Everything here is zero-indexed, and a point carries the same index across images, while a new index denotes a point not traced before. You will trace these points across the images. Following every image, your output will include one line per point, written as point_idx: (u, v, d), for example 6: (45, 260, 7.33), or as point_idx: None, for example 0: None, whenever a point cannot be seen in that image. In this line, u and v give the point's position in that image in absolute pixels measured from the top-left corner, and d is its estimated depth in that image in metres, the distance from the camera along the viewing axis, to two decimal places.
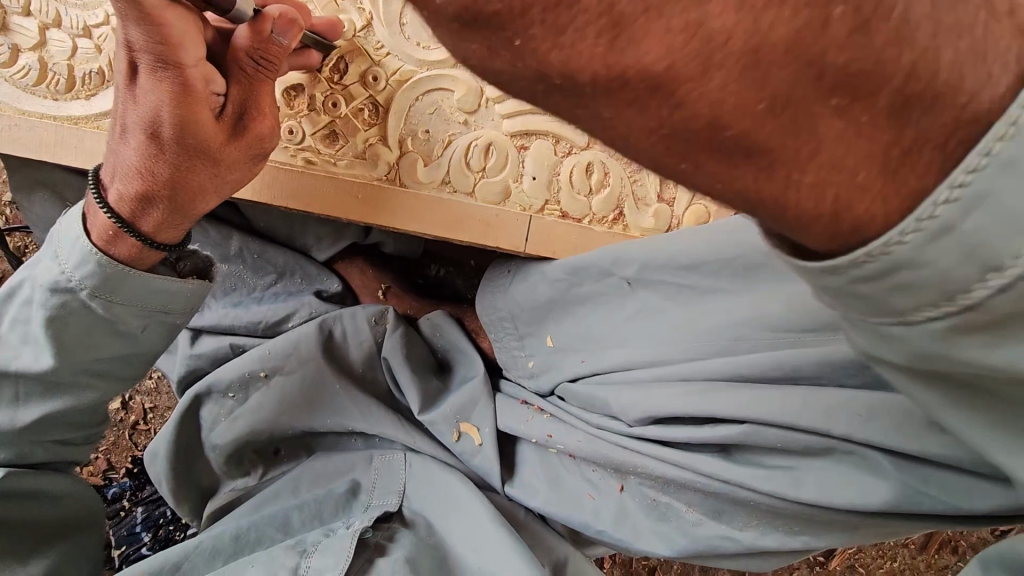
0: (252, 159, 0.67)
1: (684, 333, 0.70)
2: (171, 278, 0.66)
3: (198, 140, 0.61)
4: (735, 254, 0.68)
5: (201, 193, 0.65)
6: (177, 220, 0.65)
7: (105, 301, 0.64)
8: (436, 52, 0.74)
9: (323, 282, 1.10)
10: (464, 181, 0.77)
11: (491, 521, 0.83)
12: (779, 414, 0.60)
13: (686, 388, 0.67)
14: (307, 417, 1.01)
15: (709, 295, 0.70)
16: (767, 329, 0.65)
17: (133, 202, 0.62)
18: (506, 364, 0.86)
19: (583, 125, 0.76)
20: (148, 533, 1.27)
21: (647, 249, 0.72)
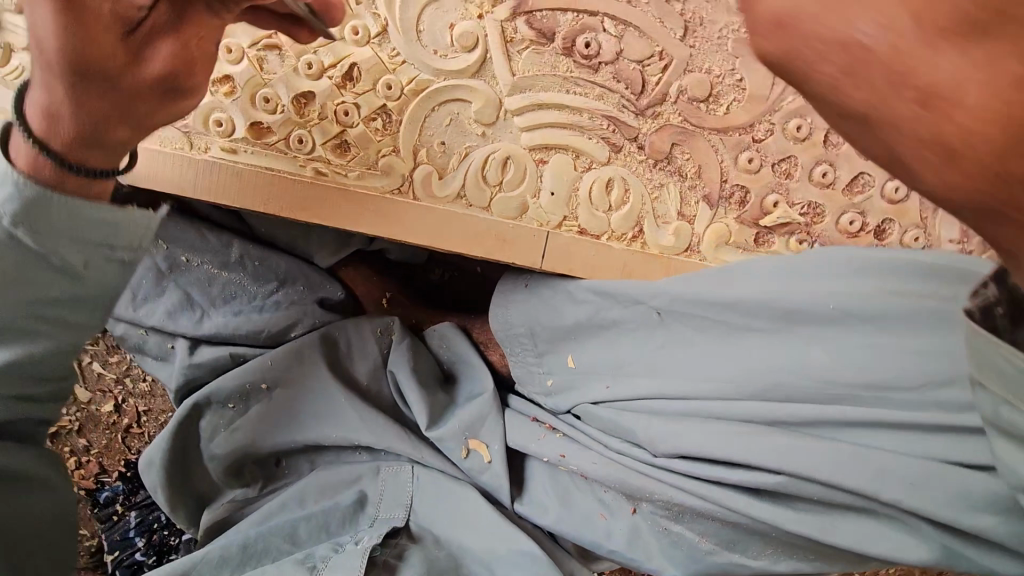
0: (165, 96, 0.49)
1: (714, 370, 0.69)
2: (119, 209, 0.51)
3: (95, 60, 0.44)
4: (782, 296, 0.66)
5: (108, 125, 0.47)
6: (80, 146, 0.48)
7: (29, 232, 0.48)
8: (453, 61, 0.71)
9: (326, 289, 1.06)
10: (480, 196, 0.75)
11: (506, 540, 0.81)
12: (824, 471, 0.62)
13: (720, 429, 0.68)
14: (310, 427, 0.97)
15: (745, 333, 0.69)
16: (816, 380, 0.64)
17: (40, 125, 0.47)
18: (521, 379, 0.87)
19: (605, 140, 0.74)
20: (142, 538, 1.26)
21: (680, 283, 0.71)
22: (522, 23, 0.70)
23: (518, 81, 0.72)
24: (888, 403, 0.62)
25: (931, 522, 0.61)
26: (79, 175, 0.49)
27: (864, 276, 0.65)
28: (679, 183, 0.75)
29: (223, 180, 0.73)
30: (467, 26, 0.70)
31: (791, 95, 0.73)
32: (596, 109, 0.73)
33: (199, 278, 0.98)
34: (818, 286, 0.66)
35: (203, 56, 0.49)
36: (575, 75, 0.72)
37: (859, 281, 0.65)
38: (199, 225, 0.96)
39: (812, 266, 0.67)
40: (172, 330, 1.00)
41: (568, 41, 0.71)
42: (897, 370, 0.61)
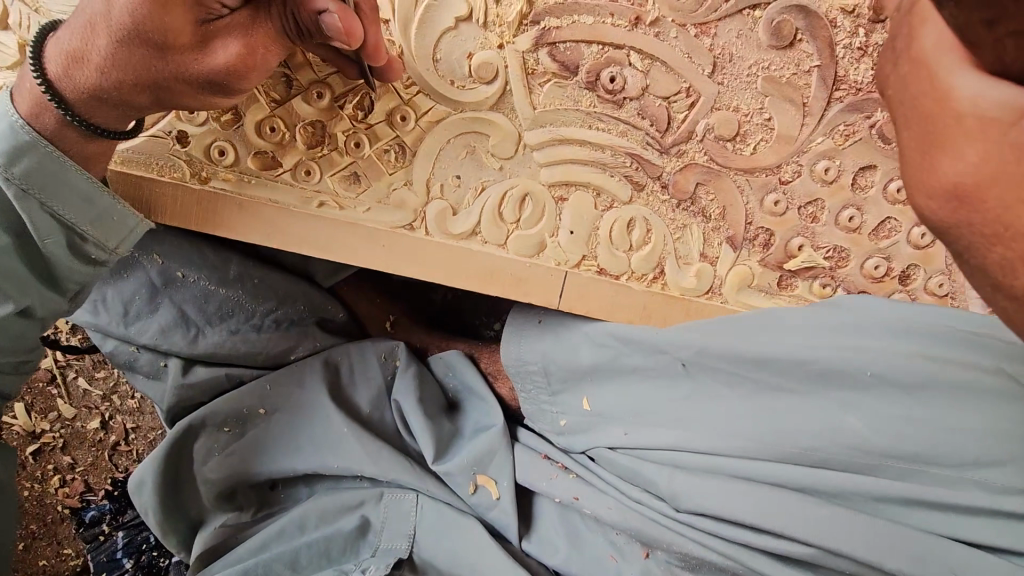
0: (204, 88, 0.56)
1: (739, 428, 0.68)
2: (86, 179, 0.60)
3: (169, 88, 0.56)
4: (812, 356, 0.65)
5: (133, 93, 0.56)
6: (100, 103, 0.56)
7: (22, 191, 0.58)
8: (470, 92, 0.67)
9: (328, 310, 1.02)
10: (496, 233, 0.71)
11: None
12: (858, 547, 0.61)
13: (750, 493, 0.66)
14: (310, 454, 0.93)
15: (775, 393, 0.68)
16: (844, 445, 0.63)
17: (81, 93, 0.56)
18: (532, 417, 0.84)
19: (627, 178, 0.71)
20: (131, 559, 1.18)
21: (710, 337, 0.69)
22: (545, 55, 0.66)
23: (538, 115, 0.68)
24: (925, 476, 0.61)
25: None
26: (74, 124, 0.57)
27: (892, 340, 0.64)
28: (702, 225, 0.72)
29: (225, 210, 0.69)
30: (487, 55, 0.66)
31: (820, 137, 0.70)
32: (619, 146, 0.69)
33: (195, 295, 0.93)
34: (849, 342, 0.64)
35: (257, 64, 0.57)
36: (598, 110, 0.68)
37: (898, 347, 0.63)
38: (198, 242, 0.91)
39: (841, 322, 0.67)
40: (167, 349, 0.95)
41: (592, 74, 0.67)
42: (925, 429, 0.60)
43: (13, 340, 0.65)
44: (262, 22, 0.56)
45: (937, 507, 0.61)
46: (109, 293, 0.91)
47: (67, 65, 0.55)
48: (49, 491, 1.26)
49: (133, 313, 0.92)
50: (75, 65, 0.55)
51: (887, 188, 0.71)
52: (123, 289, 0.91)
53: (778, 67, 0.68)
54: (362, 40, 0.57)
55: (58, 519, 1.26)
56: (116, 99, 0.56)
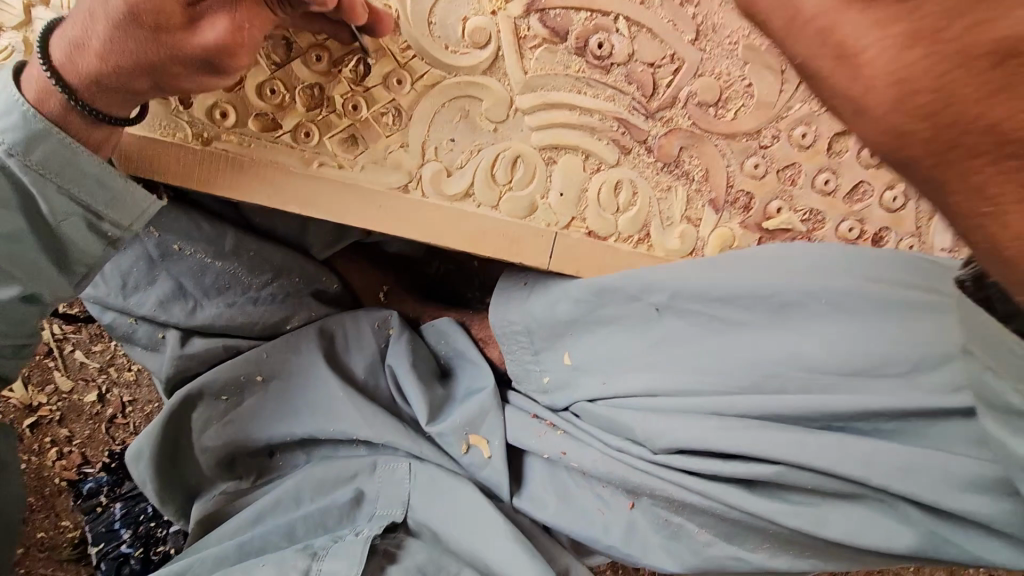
0: (197, 67, 0.58)
1: (715, 364, 0.73)
2: (101, 164, 0.63)
3: (166, 70, 0.58)
4: (773, 291, 0.71)
5: (132, 78, 0.58)
6: (104, 90, 0.59)
7: (39, 176, 0.60)
8: (465, 57, 0.70)
9: (323, 280, 1.05)
10: (489, 195, 0.74)
11: (507, 538, 0.81)
12: (820, 460, 0.65)
13: (716, 424, 0.71)
14: (306, 420, 0.96)
15: (736, 328, 0.73)
16: (802, 368, 0.69)
17: (85, 82, 0.58)
18: (517, 376, 0.88)
19: (614, 142, 0.74)
20: (128, 529, 1.20)
21: (682, 280, 0.74)
22: (536, 21, 0.70)
23: (529, 80, 0.71)
24: (875, 388, 0.67)
25: (917, 506, 0.65)
26: (80, 110, 0.59)
27: (847, 276, 0.70)
28: (687, 186, 0.76)
29: (227, 170, 0.71)
30: (480, 21, 0.69)
31: (798, 103, 0.74)
32: (607, 110, 0.73)
33: (192, 267, 0.95)
34: (803, 270, 0.71)
35: (246, 40, 0.59)
36: (586, 75, 0.71)
37: (843, 277, 0.70)
38: (194, 214, 0.92)
39: (804, 260, 0.72)
40: (165, 320, 0.97)
41: (580, 41, 0.70)
42: (880, 355, 0.66)
43: (14, 325, 0.66)
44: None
45: (893, 431, 0.67)
46: (107, 266, 0.92)
47: (68, 56, 0.57)
48: (46, 464, 1.26)
49: (131, 285, 0.94)
50: (77, 53, 0.57)
51: (861, 153, 0.75)
52: (121, 261, 0.92)
53: (758, 35, 0.71)
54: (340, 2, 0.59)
55: (55, 491, 1.26)
56: (116, 85, 0.58)
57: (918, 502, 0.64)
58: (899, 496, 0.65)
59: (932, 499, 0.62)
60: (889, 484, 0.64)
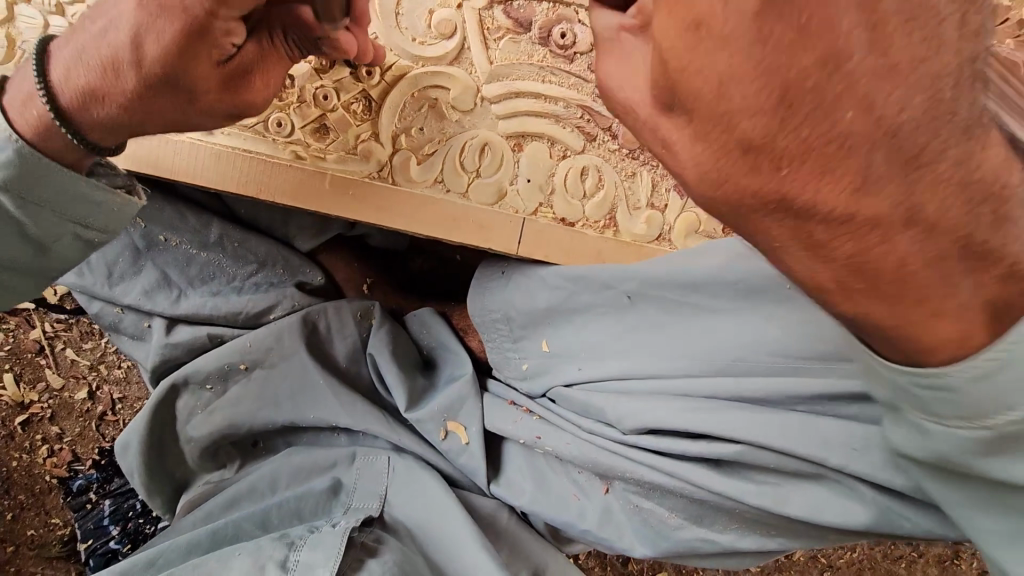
0: (222, 118, 0.62)
1: (681, 348, 0.74)
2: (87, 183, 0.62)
3: (187, 122, 0.60)
4: (736, 278, 0.71)
5: (152, 126, 0.60)
6: (111, 130, 0.59)
7: (25, 201, 0.60)
8: (431, 48, 0.73)
9: (306, 274, 1.06)
10: (457, 182, 0.76)
11: (479, 526, 0.82)
12: (779, 441, 0.66)
13: (684, 405, 0.72)
14: (286, 409, 0.96)
15: (711, 314, 0.74)
16: (770, 352, 0.69)
17: (96, 132, 0.58)
18: (497, 364, 0.89)
19: (579, 129, 0.76)
20: (118, 525, 1.21)
21: (652, 268, 0.75)
22: (499, 12, 0.72)
23: (494, 69, 0.73)
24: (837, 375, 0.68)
25: (872, 486, 0.65)
26: (78, 146, 0.59)
27: None
28: (652, 171, 0.78)
29: (202, 158, 0.73)
30: (445, 14, 0.72)
31: None
32: (571, 98, 0.75)
33: (176, 259, 0.97)
34: (771, 263, 0.71)
35: (268, 92, 0.63)
36: (550, 63, 0.74)
37: None
38: (178, 206, 0.96)
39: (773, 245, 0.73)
40: (149, 311, 0.98)
41: (544, 30, 0.73)
42: None
43: None
44: (269, 52, 0.61)
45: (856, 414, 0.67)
46: (93, 257, 0.95)
47: (82, 100, 0.56)
48: (37, 461, 1.28)
49: (117, 274, 0.96)
50: (90, 103, 0.57)
51: None
52: (106, 252, 0.95)
53: None
54: (353, 52, 0.67)
55: (45, 489, 1.27)
56: (128, 130, 0.60)
57: (872, 482, 0.64)
58: (851, 478, 0.65)
59: (883, 479, 0.63)
60: (845, 464, 0.65)
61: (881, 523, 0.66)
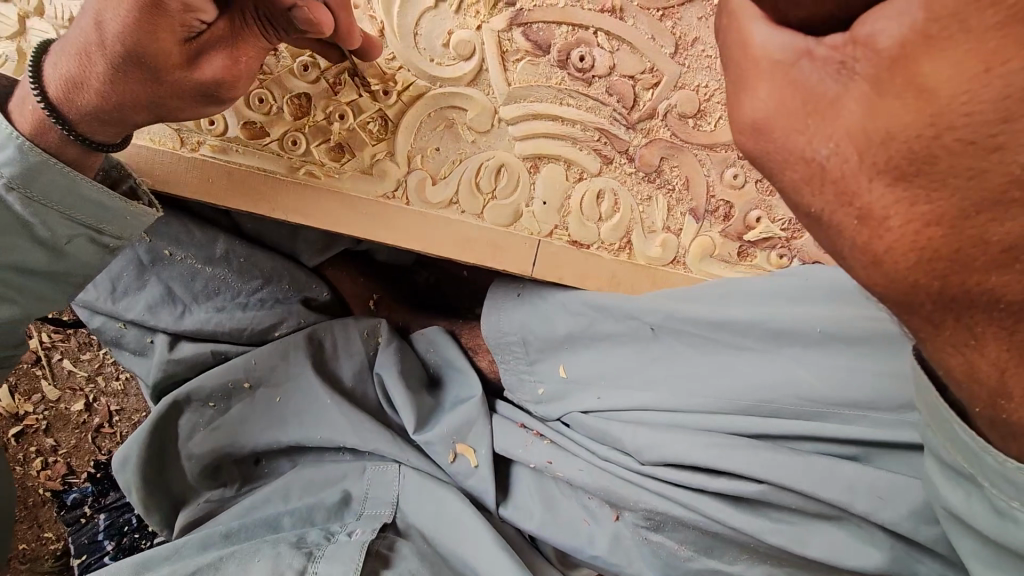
0: (196, 100, 0.60)
1: (703, 386, 0.74)
2: (104, 188, 0.63)
3: (173, 112, 0.61)
4: (764, 316, 0.71)
5: (135, 113, 0.59)
6: (103, 120, 0.59)
7: (41, 206, 0.61)
8: (449, 69, 0.72)
9: (312, 289, 1.05)
10: (473, 204, 0.75)
11: (492, 541, 0.81)
12: (800, 482, 0.66)
13: (706, 440, 0.71)
14: (292, 427, 0.95)
15: (735, 352, 0.74)
16: (795, 396, 0.69)
17: (89, 120, 0.59)
18: (510, 386, 0.88)
19: (596, 152, 0.76)
20: (113, 541, 1.16)
21: (676, 303, 0.75)
22: (519, 34, 0.72)
23: (512, 91, 0.73)
24: (855, 402, 0.68)
25: (885, 529, 0.66)
26: (72, 139, 0.59)
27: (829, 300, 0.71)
28: (667, 197, 0.77)
29: (215, 176, 0.72)
30: (465, 34, 0.71)
31: None
32: (588, 121, 0.74)
33: (182, 273, 0.96)
34: (795, 309, 0.71)
35: (241, 72, 0.60)
36: (569, 87, 0.73)
37: (830, 302, 0.70)
38: (186, 219, 0.95)
39: (790, 284, 0.73)
40: (153, 325, 0.97)
41: (563, 54, 0.72)
42: (866, 371, 0.67)
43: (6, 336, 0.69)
44: (243, 32, 0.58)
45: (867, 444, 0.67)
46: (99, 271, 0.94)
47: (68, 90, 0.57)
48: (30, 474, 1.25)
49: (121, 290, 0.95)
50: (76, 89, 0.57)
51: None
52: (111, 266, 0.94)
53: None
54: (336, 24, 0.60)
55: (38, 502, 1.25)
56: (118, 118, 0.60)
57: (891, 529, 0.65)
58: (873, 523, 0.66)
59: (907, 528, 0.64)
60: (869, 512, 0.65)
61: (896, 566, 0.65)
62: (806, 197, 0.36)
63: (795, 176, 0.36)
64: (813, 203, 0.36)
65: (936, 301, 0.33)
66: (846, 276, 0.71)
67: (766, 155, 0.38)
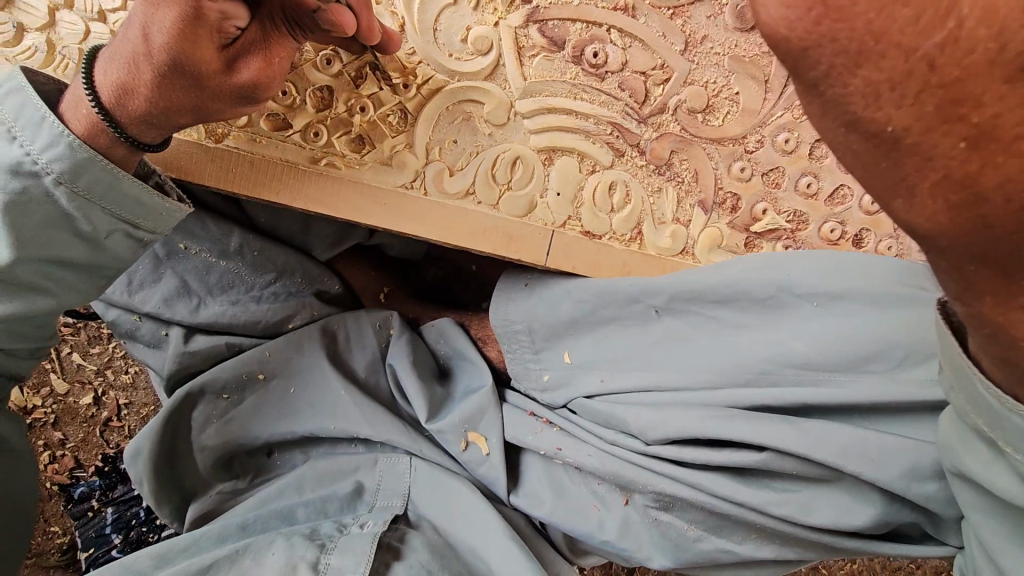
0: (236, 101, 0.63)
1: (705, 362, 0.76)
2: (145, 186, 0.66)
3: (215, 114, 0.64)
4: (767, 293, 0.74)
5: (180, 116, 0.63)
6: (150, 123, 0.63)
7: (85, 201, 0.63)
8: (467, 63, 0.75)
9: (324, 283, 1.06)
10: (489, 194, 0.78)
11: (502, 535, 0.82)
12: (796, 446, 0.69)
13: (704, 414, 0.74)
14: (305, 418, 0.96)
15: (735, 330, 0.76)
16: (792, 365, 0.72)
17: (139, 124, 0.62)
18: (517, 375, 0.90)
19: (608, 145, 0.78)
20: (120, 534, 1.16)
21: (677, 282, 0.77)
22: (534, 31, 0.74)
23: (528, 86, 0.76)
24: (859, 382, 0.70)
25: (884, 495, 0.69)
26: (120, 139, 0.63)
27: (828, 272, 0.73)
28: (677, 188, 0.80)
29: (238, 167, 0.74)
30: (483, 30, 0.74)
31: (781, 112, 0.78)
32: (601, 115, 0.77)
33: (197, 266, 0.98)
34: (803, 268, 0.74)
35: (275, 73, 0.63)
36: (582, 82, 0.76)
37: (830, 279, 0.72)
38: (201, 212, 0.97)
39: (793, 267, 0.74)
40: (168, 317, 0.98)
41: (577, 50, 0.75)
42: (867, 350, 0.69)
43: (38, 327, 0.71)
44: (273, 34, 0.61)
45: (870, 426, 0.70)
46: None
47: (115, 95, 0.60)
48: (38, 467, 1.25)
49: (137, 282, 0.97)
50: (124, 96, 0.61)
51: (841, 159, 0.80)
52: None
53: (744, 48, 0.76)
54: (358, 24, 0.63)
55: (45, 496, 1.24)
56: (164, 121, 0.63)
57: (883, 489, 0.68)
58: (865, 481, 0.68)
59: (900, 488, 0.66)
60: (862, 472, 0.67)
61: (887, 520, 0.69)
62: (882, 108, 0.34)
63: (869, 76, 0.33)
64: (875, 118, 0.35)
65: (958, 241, 0.37)
66: (846, 256, 0.74)
67: (826, 43, 0.33)
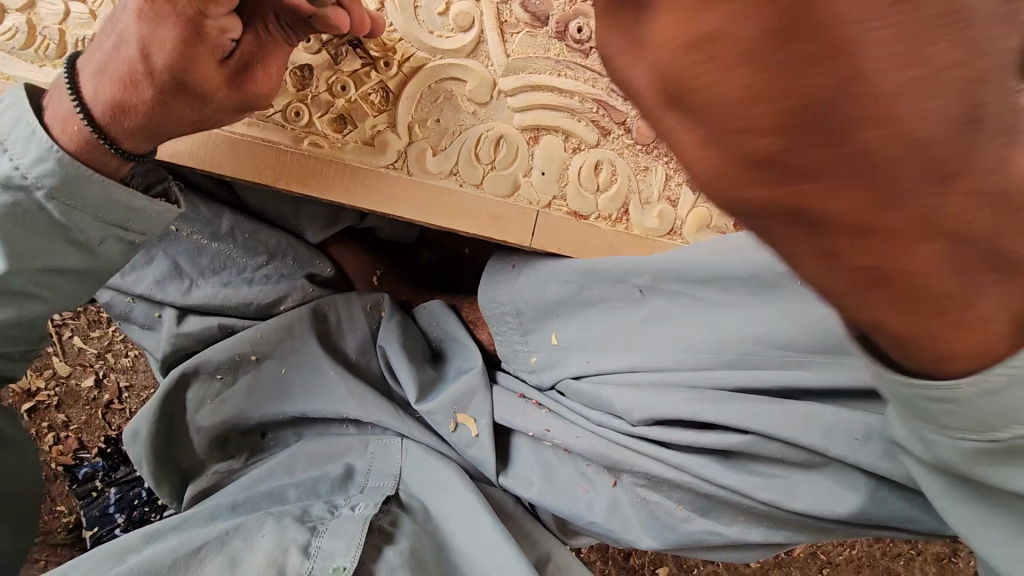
0: (236, 112, 0.64)
1: (692, 343, 0.75)
2: (134, 196, 0.64)
3: (214, 125, 0.65)
4: (752, 271, 0.72)
5: (179, 130, 0.63)
6: (145, 137, 0.62)
7: (78, 213, 0.63)
8: (449, 41, 0.74)
9: (316, 265, 1.06)
10: (472, 173, 0.77)
11: (488, 522, 0.81)
12: (781, 427, 0.68)
13: (686, 392, 0.73)
14: (298, 400, 0.97)
15: (721, 310, 0.75)
16: (776, 346, 0.71)
17: (135, 137, 0.62)
18: (506, 358, 0.90)
19: (594, 123, 0.77)
20: (123, 513, 1.19)
21: (663, 262, 0.76)
22: (518, 6, 0.75)
23: (511, 62, 0.75)
24: (844, 366, 0.69)
25: (867, 474, 0.69)
26: (112, 152, 0.62)
27: None
28: (665, 166, 0.80)
29: (219, 148, 0.73)
30: (465, 6, 0.73)
31: None
32: (586, 92, 0.76)
33: (188, 250, 0.98)
34: None
35: (274, 82, 0.65)
36: (567, 58, 0.76)
37: None
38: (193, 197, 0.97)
39: None
40: (161, 300, 0.99)
41: (561, 25, 0.75)
42: None
43: (26, 329, 0.70)
44: (269, 43, 0.62)
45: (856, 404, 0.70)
46: None
47: (113, 113, 0.60)
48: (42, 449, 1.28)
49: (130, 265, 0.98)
50: (122, 112, 0.60)
51: None
52: None
53: None
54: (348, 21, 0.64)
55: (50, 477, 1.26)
56: (162, 135, 0.63)
57: (866, 468, 0.68)
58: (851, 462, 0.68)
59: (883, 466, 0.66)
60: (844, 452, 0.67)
61: (872, 501, 0.68)
62: None
63: None
64: None
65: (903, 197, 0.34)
66: None
67: None
